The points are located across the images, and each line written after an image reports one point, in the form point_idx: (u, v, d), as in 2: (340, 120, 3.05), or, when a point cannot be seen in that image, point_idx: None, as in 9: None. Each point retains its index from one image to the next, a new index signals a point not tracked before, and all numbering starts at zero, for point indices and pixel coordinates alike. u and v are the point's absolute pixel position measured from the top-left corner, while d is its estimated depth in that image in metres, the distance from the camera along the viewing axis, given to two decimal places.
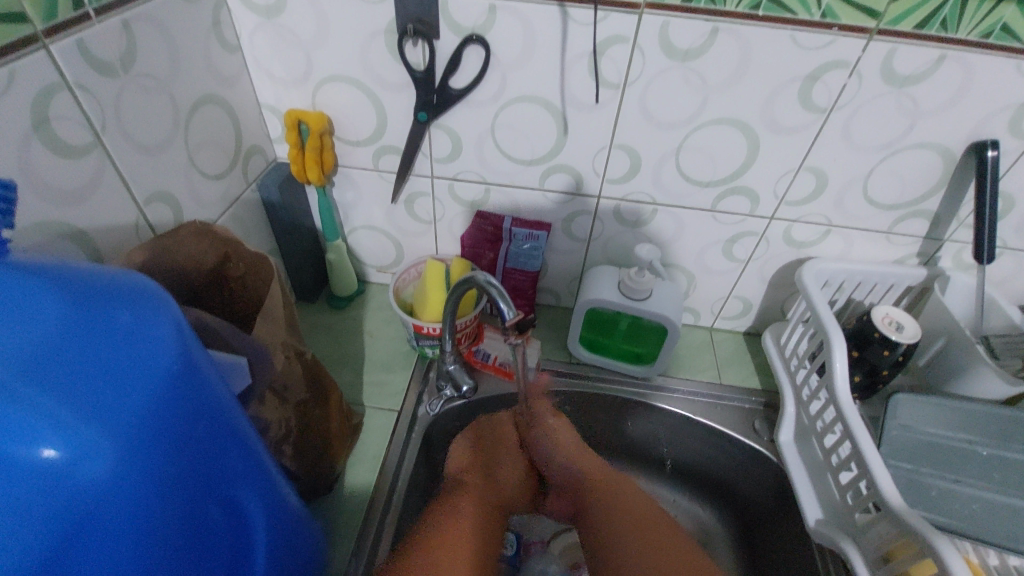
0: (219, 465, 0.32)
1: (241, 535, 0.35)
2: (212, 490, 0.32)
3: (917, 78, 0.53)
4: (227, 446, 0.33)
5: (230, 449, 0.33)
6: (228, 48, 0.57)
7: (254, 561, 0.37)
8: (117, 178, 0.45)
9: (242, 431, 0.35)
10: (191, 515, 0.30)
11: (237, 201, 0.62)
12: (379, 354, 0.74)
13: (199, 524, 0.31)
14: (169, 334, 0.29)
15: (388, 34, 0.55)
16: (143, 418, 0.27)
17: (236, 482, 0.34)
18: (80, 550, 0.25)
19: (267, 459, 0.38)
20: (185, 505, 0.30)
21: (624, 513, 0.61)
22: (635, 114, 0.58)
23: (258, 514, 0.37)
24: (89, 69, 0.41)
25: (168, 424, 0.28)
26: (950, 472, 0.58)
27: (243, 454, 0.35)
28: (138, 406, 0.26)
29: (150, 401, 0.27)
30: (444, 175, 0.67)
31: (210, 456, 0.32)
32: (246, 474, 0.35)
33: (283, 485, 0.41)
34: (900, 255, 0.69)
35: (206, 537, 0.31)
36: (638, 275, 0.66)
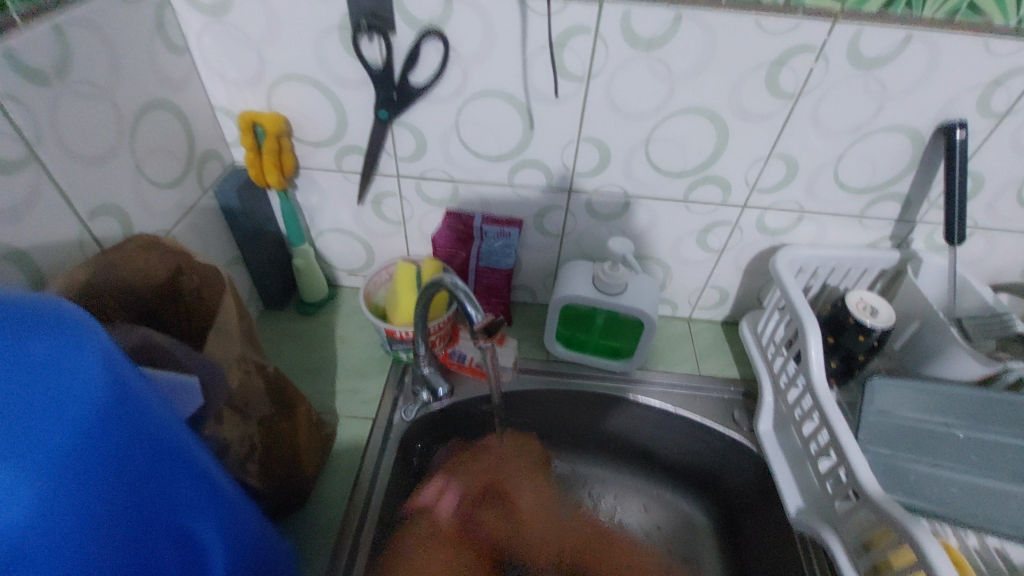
0: (168, 496, 0.31)
1: (198, 564, 0.34)
2: (161, 523, 0.30)
3: (883, 60, 0.52)
4: (176, 475, 0.31)
5: (180, 476, 0.32)
6: (175, 50, 0.54)
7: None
8: (56, 191, 0.42)
9: (194, 456, 0.33)
10: (139, 548, 0.29)
11: (194, 209, 0.59)
12: (353, 360, 0.72)
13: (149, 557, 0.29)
14: (96, 361, 0.27)
15: (342, 30, 0.53)
16: (71, 455, 0.25)
17: (189, 511, 0.32)
18: None
19: (225, 482, 0.37)
20: (129, 541, 0.28)
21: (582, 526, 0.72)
22: (602, 105, 0.57)
23: (218, 539, 0.35)
24: (16, 77, 0.38)
25: (100, 459, 0.26)
26: (929, 456, 0.58)
27: (197, 481, 0.33)
28: (62, 443, 0.25)
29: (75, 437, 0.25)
30: (410, 174, 0.65)
31: (157, 483, 0.30)
32: (198, 499, 0.33)
33: (245, 506, 0.39)
34: (873, 239, 0.69)
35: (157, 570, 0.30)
36: (611, 269, 0.65)
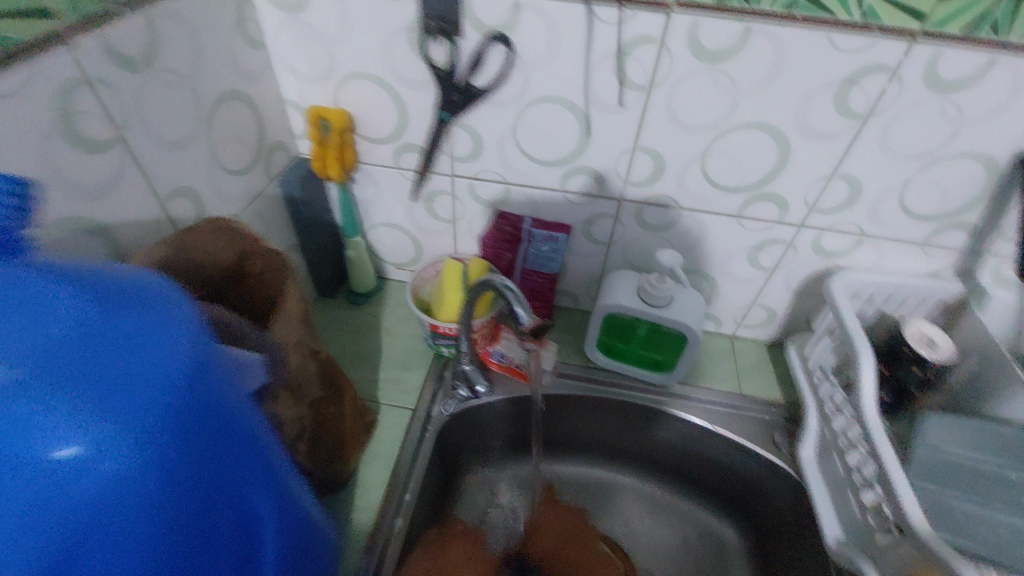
0: (231, 469, 0.33)
1: (252, 535, 0.36)
2: (224, 492, 0.32)
3: (962, 84, 0.50)
4: (240, 450, 0.33)
5: (244, 454, 0.33)
6: (254, 45, 0.57)
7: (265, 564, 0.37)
8: (141, 173, 0.45)
9: (257, 434, 0.35)
10: (204, 510, 0.31)
11: (260, 196, 0.62)
12: (395, 351, 0.74)
13: (209, 527, 0.31)
14: (181, 338, 0.29)
15: (410, 32, 0.55)
16: (153, 418, 0.27)
17: (249, 484, 0.34)
18: (90, 547, 0.26)
19: (282, 462, 0.38)
20: (193, 508, 0.30)
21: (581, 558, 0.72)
22: (662, 116, 0.57)
23: (270, 519, 0.37)
24: (116, 66, 0.41)
25: (178, 427, 0.28)
26: (980, 497, 0.56)
27: (256, 459, 0.35)
28: (147, 410, 0.27)
29: (160, 407, 0.27)
30: (465, 174, 0.67)
31: (223, 458, 0.32)
32: (258, 474, 0.35)
33: (298, 488, 0.41)
34: (936, 268, 0.66)
35: (216, 535, 0.32)
36: (658, 280, 0.65)
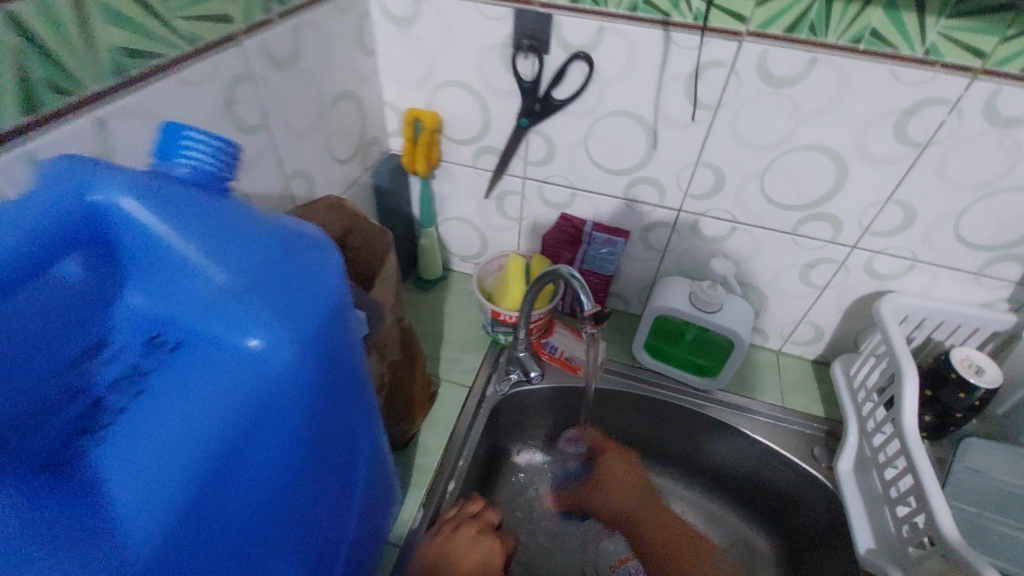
0: (350, 399, 0.36)
1: (348, 462, 0.39)
2: (341, 417, 0.35)
3: (1023, 120, 0.52)
4: (358, 384, 0.37)
5: (360, 388, 0.37)
6: (366, 52, 0.65)
7: (356, 487, 0.42)
8: (274, 154, 0.53)
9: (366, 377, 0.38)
10: (331, 428, 0.34)
11: (356, 184, 0.70)
12: (456, 335, 0.80)
13: (332, 445, 0.35)
14: (340, 278, 0.32)
15: (503, 47, 0.62)
16: (322, 338, 0.30)
17: (357, 416, 0.38)
18: (255, 437, 0.30)
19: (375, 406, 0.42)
20: (328, 428, 0.34)
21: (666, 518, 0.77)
22: (726, 134, 0.62)
23: (366, 452, 0.42)
24: (268, 65, 0.49)
25: (334, 351, 0.32)
26: (1017, 520, 0.59)
27: (366, 400, 0.39)
28: (321, 330, 0.30)
29: (322, 329, 0.30)
30: (536, 177, 0.73)
31: (349, 391, 0.35)
32: (362, 409, 0.38)
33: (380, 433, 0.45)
34: (989, 299, 0.68)
35: (331, 452, 0.35)
36: (710, 288, 0.69)
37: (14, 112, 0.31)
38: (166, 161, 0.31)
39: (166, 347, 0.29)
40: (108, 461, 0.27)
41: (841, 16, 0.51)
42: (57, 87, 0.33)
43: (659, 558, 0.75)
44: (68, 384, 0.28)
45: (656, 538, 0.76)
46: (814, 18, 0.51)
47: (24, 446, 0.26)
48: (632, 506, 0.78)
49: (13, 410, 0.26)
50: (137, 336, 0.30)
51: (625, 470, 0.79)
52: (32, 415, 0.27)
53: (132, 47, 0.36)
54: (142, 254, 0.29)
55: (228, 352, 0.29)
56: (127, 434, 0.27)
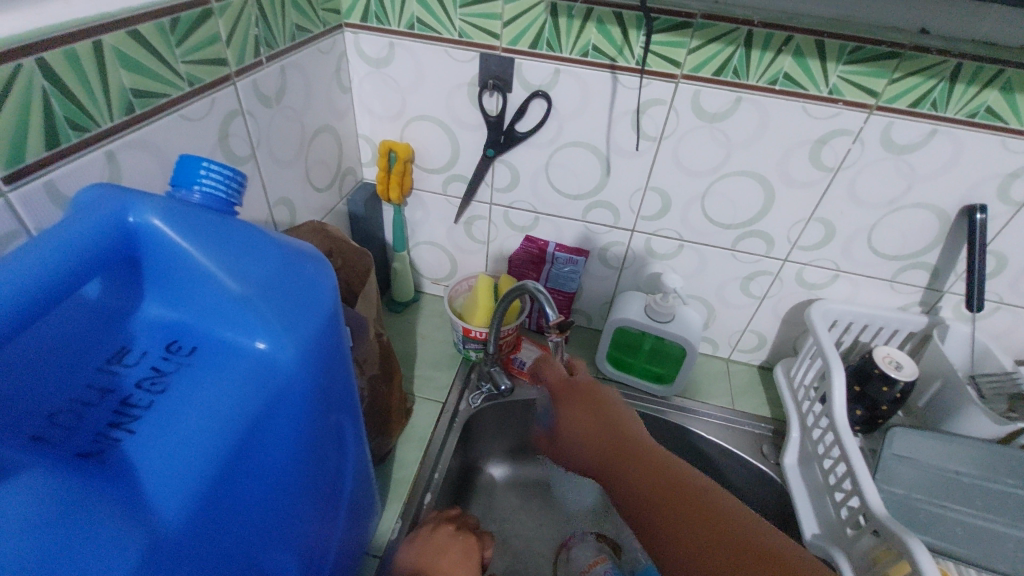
0: (340, 400, 0.39)
1: (338, 463, 0.42)
2: (333, 417, 0.38)
3: (912, 147, 0.62)
4: (346, 387, 0.40)
5: (348, 390, 0.40)
6: (343, 90, 0.71)
7: (342, 495, 0.45)
8: (260, 183, 0.57)
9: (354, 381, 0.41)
10: (324, 425, 0.37)
11: (332, 211, 0.75)
12: (429, 354, 0.84)
13: (325, 448, 0.38)
14: (335, 290, 0.35)
15: (470, 86, 0.68)
16: (320, 340, 0.34)
17: (345, 417, 0.41)
18: (263, 433, 0.32)
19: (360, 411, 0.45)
20: (323, 425, 0.37)
21: (652, 484, 0.50)
22: (669, 162, 0.69)
23: (351, 461, 0.44)
24: (256, 101, 0.54)
25: (328, 352, 0.35)
26: (939, 499, 0.64)
27: (352, 408, 0.42)
28: (318, 333, 0.34)
29: (319, 335, 0.34)
30: (501, 203, 0.79)
31: (340, 393, 0.39)
32: (350, 411, 0.42)
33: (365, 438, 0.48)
34: (904, 303, 0.77)
35: (324, 450, 0.38)
36: (662, 300, 0.76)
37: (38, 147, 0.35)
38: (182, 188, 0.35)
39: (182, 352, 0.32)
40: (141, 453, 0.28)
41: (759, 62, 0.59)
42: (74, 125, 0.37)
43: (642, 518, 0.48)
44: (96, 387, 0.30)
45: (639, 495, 0.49)
46: (737, 64, 0.60)
47: (63, 439, 0.28)
48: (607, 446, 0.55)
49: (50, 407, 0.29)
50: (156, 343, 0.32)
51: (585, 412, 0.59)
52: (67, 412, 0.29)
53: (138, 87, 0.41)
54: (162, 269, 0.32)
55: (237, 354, 0.32)
56: (155, 431, 0.29)
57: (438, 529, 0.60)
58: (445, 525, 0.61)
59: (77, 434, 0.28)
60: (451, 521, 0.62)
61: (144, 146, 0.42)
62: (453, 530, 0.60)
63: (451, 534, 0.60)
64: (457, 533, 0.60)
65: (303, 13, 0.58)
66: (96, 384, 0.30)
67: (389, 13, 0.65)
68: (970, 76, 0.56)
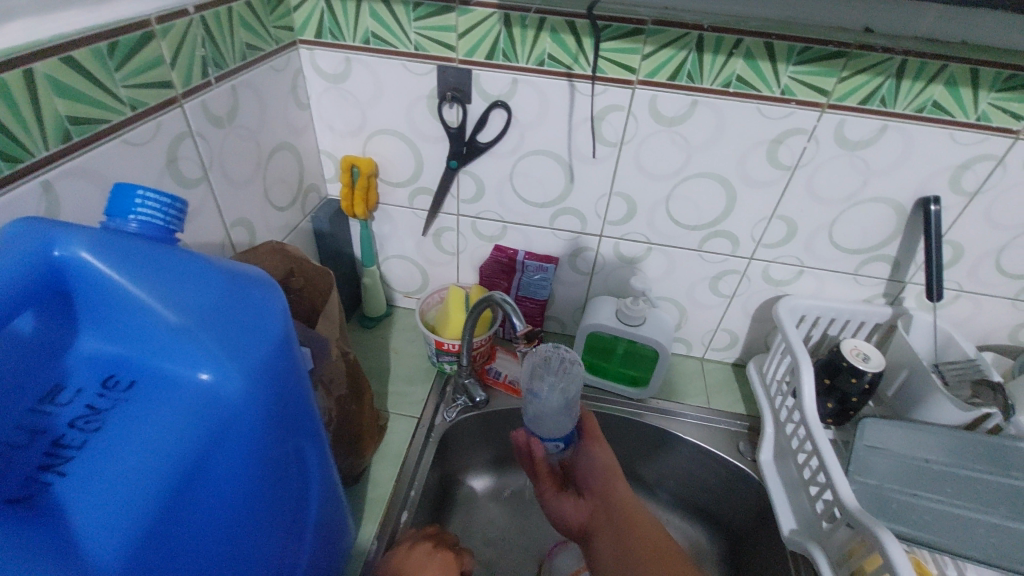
0: (298, 424, 0.38)
1: (302, 486, 0.41)
2: (292, 441, 0.37)
3: (865, 143, 0.63)
4: (305, 411, 0.39)
5: (307, 413, 0.39)
6: (301, 107, 0.70)
7: (307, 522, 0.43)
8: (214, 205, 0.56)
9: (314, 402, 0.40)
10: (280, 453, 0.36)
11: (295, 230, 0.73)
12: (403, 368, 0.83)
13: (285, 473, 0.37)
14: (285, 314, 0.35)
15: (429, 99, 0.68)
16: (271, 367, 0.33)
17: (305, 440, 0.40)
18: (211, 465, 0.31)
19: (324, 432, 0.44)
20: (281, 450, 0.36)
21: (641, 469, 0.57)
22: (631, 166, 0.70)
23: (315, 486, 0.43)
24: (206, 122, 0.53)
25: (281, 379, 0.34)
26: (909, 487, 0.65)
27: (314, 432, 0.41)
28: (268, 359, 0.33)
29: (268, 362, 0.33)
30: (468, 213, 0.79)
31: (298, 416, 0.38)
32: (311, 432, 0.41)
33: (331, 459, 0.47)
34: (868, 295, 0.78)
35: (284, 476, 0.37)
36: (633, 303, 0.76)
37: None
38: (117, 218, 0.34)
39: (121, 387, 0.31)
40: (76, 495, 0.28)
41: (711, 65, 0.60)
42: (5, 156, 0.36)
43: None
44: (28, 428, 0.29)
45: None
46: (690, 69, 0.61)
47: None
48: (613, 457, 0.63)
49: None
50: (92, 378, 0.31)
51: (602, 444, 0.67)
52: None
53: (75, 115, 0.40)
54: (95, 302, 0.31)
55: (178, 386, 0.31)
56: (94, 470, 0.28)
57: (415, 547, 0.59)
58: (422, 543, 0.60)
59: (6, 477, 0.28)
60: (428, 539, 0.60)
61: (85, 174, 0.41)
62: (431, 547, 0.59)
63: (429, 551, 0.59)
64: (435, 550, 0.59)
65: (253, 31, 0.58)
66: (27, 425, 0.29)
67: (343, 29, 0.64)
68: (916, 72, 0.58)
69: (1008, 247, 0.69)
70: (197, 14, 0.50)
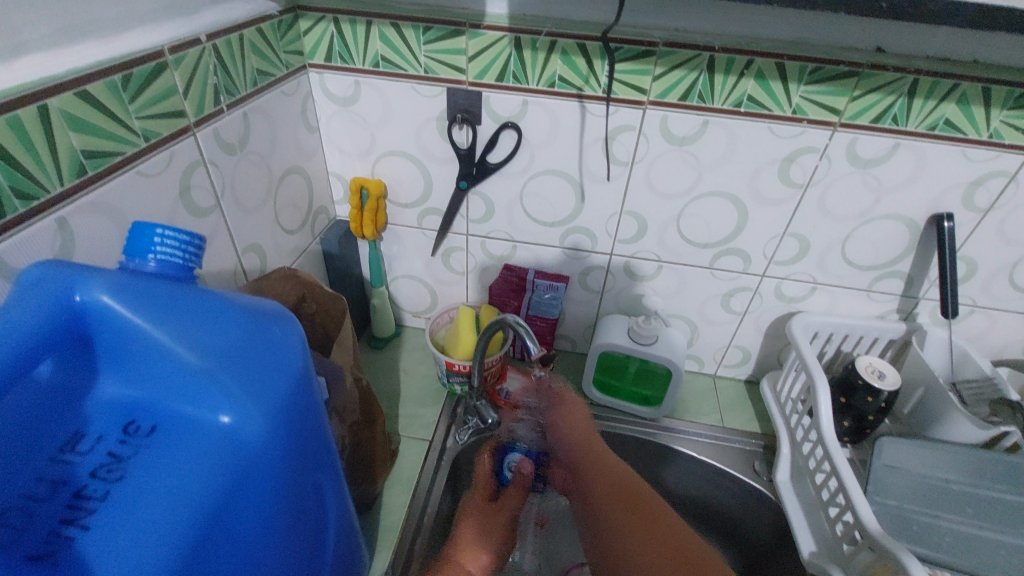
0: (316, 460, 0.37)
1: (319, 522, 0.40)
2: (310, 479, 0.37)
3: (877, 161, 0.63)
4: (323, 447, 0.38)
5: (325, 448, 0.38)
6: (310, 129, 0.70)
7: (324, 560, 0.42)
8: (226, 232, 0.56)
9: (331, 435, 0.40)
10: (299, 493, 0.35)
11: (305, 253, 0.73)
12: (412, 389, 0.82)
13: (304, 512, 0.37)
14: (304, 350, 0.34)
15: (439, 121, 0.68)
16: (287, 405, 0.32)
17: (323, 476, 0.39)
18: (233, 509, 0.31)
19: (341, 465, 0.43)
20: (300, 489, 0.35)
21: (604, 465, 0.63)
22: (643, 186, 0.70)
23: (333, 523, 0.42)
24: (218, 149, 0.53)
25: (299, 416, 0.33)
26: (930, 508, 0.64)
27: (332, 467, 0.40)
28: (284, 397, 0.32)
29: (287, 402, 0.32)
30: (478, 233, 0.78)
31: (317, 451, 0.37)
32: (330, 468, 0.40)
33: (347, 493, 0.46)
34: (881, 311, 0.77)
35: (303, 515, 0.36)
36: (645, 322, 0.76)
37: None
38: (135, 258, 0.33)
39: (141, 432, 0.30)
40: (99, 548, 0.27)
41: (723, 86, 0.60)
42: (21, 194, 0.35)
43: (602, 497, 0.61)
44: (48, 480, 0.28)
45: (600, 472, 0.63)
46: (701, 89, 0.61)
47: (11, 542, 0.26)
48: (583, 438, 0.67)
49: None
50: (111, 424, 0.30)
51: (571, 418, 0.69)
52: (16, 511, 0.27)
53: (89, 148, 0.39)
54: (116, 347, 0.30)
55: (199, 431, 0.30)
56: (116, 522, 0.28)
57: None
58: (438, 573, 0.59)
59: (27, 533, 0.27)
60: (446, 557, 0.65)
61: (100, 207, 0.41)
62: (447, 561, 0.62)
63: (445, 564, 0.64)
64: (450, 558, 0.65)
65: (264, 57, 0.58)
66: (46, 477, 0.28)
67: (353, 52, 0.64)
68: (927, 91, 0.58)
69: (1022, 262, 0.69)
70: (208, 42, 0.50)
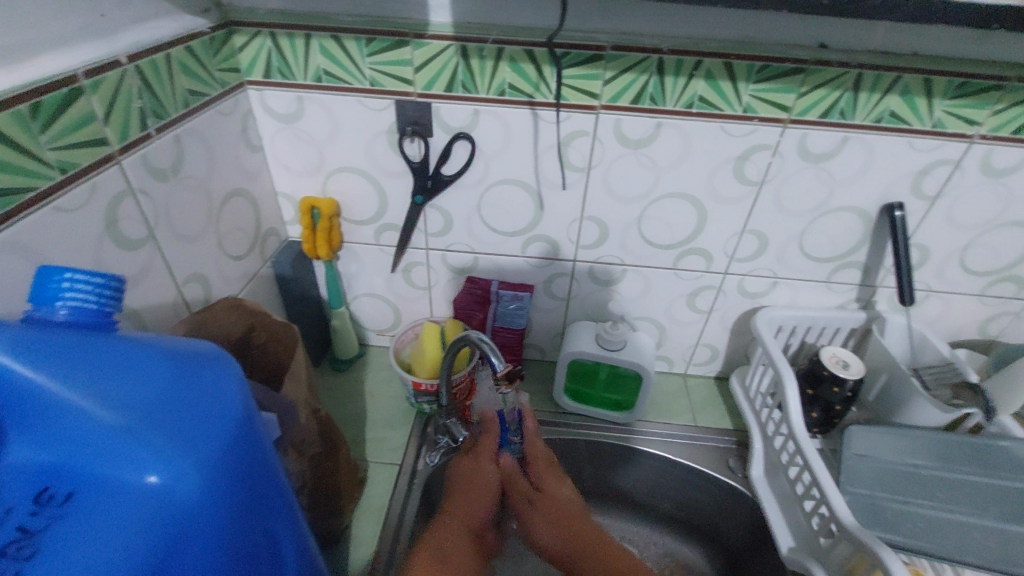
0: (268, 510, 0.34)
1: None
2: (261, 531, 0.34)
3: (828, 155, 0.64)
4: (275, 496, 0.35)
5: (279, 495, 0.36)
6: (252, 149, 0.66)
7: None
8: (163, 264, 0.52)
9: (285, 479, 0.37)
10: (247, 548, 0.32)
11: (255, 277, 0.70)
12: (379, 411, 0.80)
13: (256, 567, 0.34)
14: (245, 392, 0.32)
15: (389, 134, 0.66)
16: (226, 457, 0.30)
17: (279, 526, 0.36)
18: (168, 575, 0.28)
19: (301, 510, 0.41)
20: (249, 544, 0.33)
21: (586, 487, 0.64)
22: (601, 190, 0.69)
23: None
24: (148, 176, 0.49)
25: (242, 467, 0.31)
26: (901, 495, 0.64)
27: (290, 514, 0.37)
28: (220, 449, 0.29)
29: (226, 454, 0.29)
30: (437, 247, 0.76)
31: (268, 500, 0.34)
32: (287, 516, 0.37)
33: (311, 538, 0.43)
34: (841, 301, 0.79)
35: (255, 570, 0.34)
36: (612, 328, 0.75)
37: None
38: (43, 307, 0.31)
39: (56, 500, 0.28)
40: None
41: (674, 87, 0.60)
42: None
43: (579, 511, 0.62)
44: None
45: None
46: (652, 91, 0.60)
47: None
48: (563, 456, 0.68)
49: None
50: (20, 493, 0.27)
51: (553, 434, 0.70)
52: None
53: None
54: (23, 410, 0.28)
55: (119, 494, 0.27)
56: None
57: None
58: None
59: None
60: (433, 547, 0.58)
61: (10, 248, 0.37)
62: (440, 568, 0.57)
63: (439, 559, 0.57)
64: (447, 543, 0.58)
65: (194, 76, 0.54)
66: None
67: (293, 67, 0.62)
68: (871, 84, 0.58)
69: (971, 246, 0.70)
70: (131, 63, 0.46)
